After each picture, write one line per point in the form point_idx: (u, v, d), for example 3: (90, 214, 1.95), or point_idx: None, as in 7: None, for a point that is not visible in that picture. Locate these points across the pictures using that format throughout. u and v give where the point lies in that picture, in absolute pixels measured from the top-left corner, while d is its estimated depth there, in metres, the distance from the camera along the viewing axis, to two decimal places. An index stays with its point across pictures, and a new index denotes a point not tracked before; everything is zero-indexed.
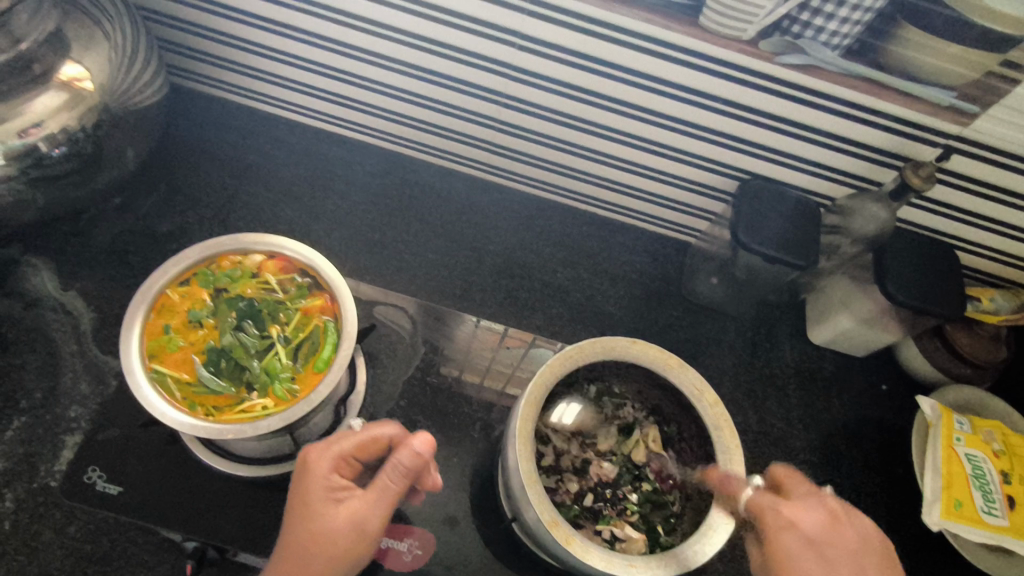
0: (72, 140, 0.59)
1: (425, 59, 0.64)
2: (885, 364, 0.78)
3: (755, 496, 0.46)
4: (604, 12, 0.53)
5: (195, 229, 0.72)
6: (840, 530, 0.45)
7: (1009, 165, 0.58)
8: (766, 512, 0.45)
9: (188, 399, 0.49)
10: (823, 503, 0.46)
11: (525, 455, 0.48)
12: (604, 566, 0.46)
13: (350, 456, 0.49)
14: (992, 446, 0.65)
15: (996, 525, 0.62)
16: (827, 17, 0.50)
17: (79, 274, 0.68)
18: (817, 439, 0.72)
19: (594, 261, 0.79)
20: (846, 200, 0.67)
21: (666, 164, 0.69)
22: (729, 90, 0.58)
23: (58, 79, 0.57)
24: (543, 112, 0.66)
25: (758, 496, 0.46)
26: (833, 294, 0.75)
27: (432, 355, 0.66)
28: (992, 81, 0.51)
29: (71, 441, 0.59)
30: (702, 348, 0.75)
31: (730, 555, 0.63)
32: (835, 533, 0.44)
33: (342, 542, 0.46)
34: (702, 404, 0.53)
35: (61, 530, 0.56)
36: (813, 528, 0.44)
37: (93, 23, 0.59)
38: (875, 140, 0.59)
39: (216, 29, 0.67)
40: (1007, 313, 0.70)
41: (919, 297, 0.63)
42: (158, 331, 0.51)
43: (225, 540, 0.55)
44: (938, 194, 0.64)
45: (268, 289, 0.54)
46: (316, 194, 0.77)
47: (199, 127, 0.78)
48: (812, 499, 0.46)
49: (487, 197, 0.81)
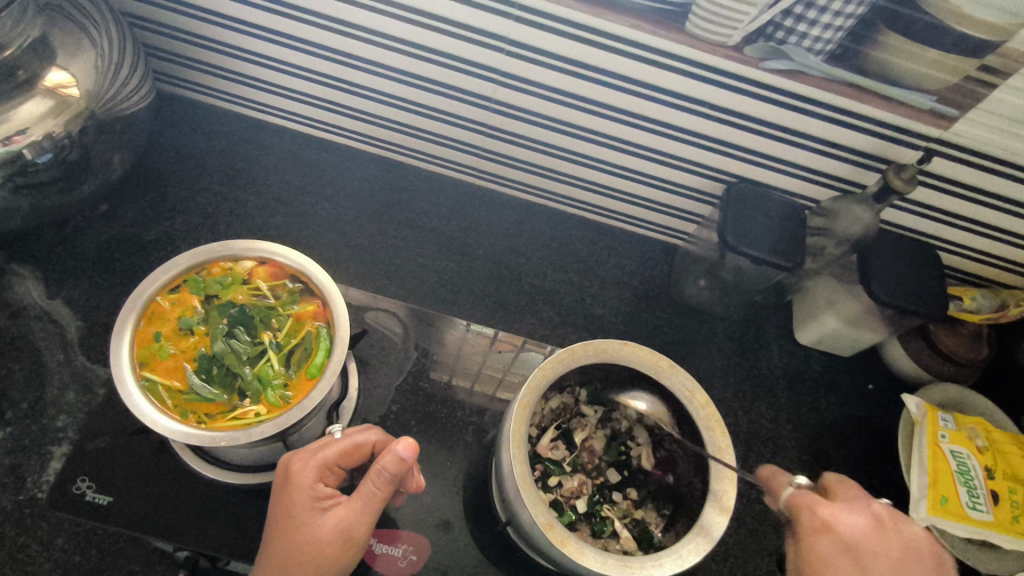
0: (57, 147, 0.59)
1: (414, 64, 0.64)
2: (869, 363, 0.79)
3: (800, 496, 0.48)
4: (593, 19, 0.54)
5: (182, 236, 0.72)
6: (884, 537, 0.46)
7: (987, 167, 0.60)
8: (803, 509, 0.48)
9: (180, 406, 0.48)
10: (870, 508, 0.48)
11: (520, 457, 0.48)
12: (599, 567, 0.46)
13: (334, 464, 0.49)
14: (976, 442, 0.67)
15: (982, 520, 0.63)
16: (810, 23, 0.51)
17: (66, 282, 0.67)
18: (806, 438, 0.73)
19: (583, 265, 0.80)
20: (831, 202, 0.68)
21: (654, 167, 0.70)
22: (716, 94, 0.59)
23: (43, 85, 0.57)
24: (532, 117, 0.67)
25: (802, 496, 0.48)
26: (819, 294, 0.76)
27: (423, 360, 0.66)
28: (971, 86, 0.52)
29: (58, 451, 0.58)
30: (691, 349, 0.76)
31: (721, 555, 0.64)
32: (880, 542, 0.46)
33: (329, 550, 0.46)
34: (694, 405, 0.53)
35: (48, 542, 0.56)
36: (853, 534, 0.46)
37: (79, 29, 0.59)
38: (858, 143, 0.60)
39: (202, 34, 0.67)
40: (988, 312, 0.71)
41: (903, 297, 0.65)
42: (149, 339, 0.50)
43: (215, 549, 0.55)
44: (919, 195, 0.65)
45: (259, 295, 0.54)
46: (306, 200, 0.77)
47: (186, 133, 0.77)
48: (859, 504, 0.48)
49: (476, 202, 0.81)
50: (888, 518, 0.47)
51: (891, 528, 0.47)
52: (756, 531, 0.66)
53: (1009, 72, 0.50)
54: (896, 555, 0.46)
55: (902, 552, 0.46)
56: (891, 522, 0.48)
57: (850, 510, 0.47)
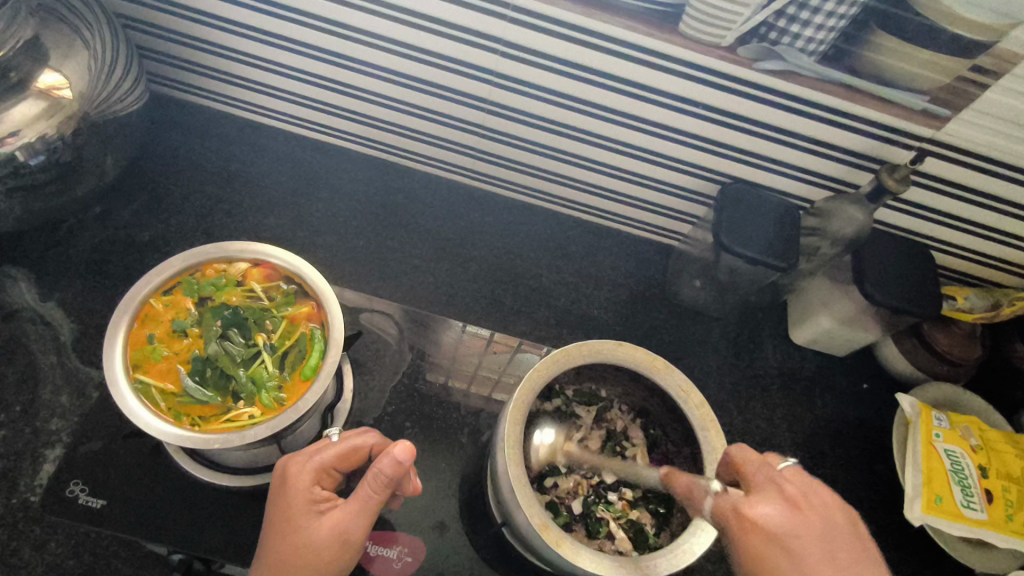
0: (50, 148, 0.59)
1: (408, 65, 0.64)
2: (864, 363, 0.79)
3: (720, 501, 0.45)
4: (587, 20, 0.54)
5: (176, 237, 0.72)
6: (804, 517, 0.43)
7: (979, 166, 0.60)
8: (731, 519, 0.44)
9: (173, 408, 0.48)
10: (780, 489, 0.44)
11: (514, 458, 0.48)
12: (594, 567, 0.46)
13: (332, 467, 0.49)
14: (970, 441, 0.67)
15: (976, 518, 0.63)
16: (803, 23, 0.51)
17: (59, 284, 0.67)
18: (800, 437, 0.73)
19: (579, 265, 0.80)
20: (825, 203, 0.68)
21: (649, 168, 0.70)
22: (709, 95, 0.59)
23: (36, 87, 0.56)
24: (527, 118, 0.67)
25: (721, 499, 0.45)
26: (814, 295, 0.76)
27: (419, 362, 0.66)
28: (963, 86, 0.52)
29: (51, 455, 0.58)
30: (686, 350, 0.76)
31: (717, 555, 0.64)
32: (802, 523, 0.43)
33: (325, 553, 0.46)
34: (689, 405, 0.53)
35: (41, 546, 0.55)
36: (779, 527, 0.42)
37: (72, 31, 0.58)
38: (851, 143, 0.61)
39: (194, 35, 0.67)
40: (982, 311, 0.71)
41: (896, 297, 0.65)
42: (142, 341, 0.50)
43: (209, 552, 0.54)
44: (913, 195, 0.66)
45: (253, 297, 0.54)
46: (301, 201, 0.77)
47: (181, 135, 0.77)
48: (769, 484, 0.45)
49: (472, 203, 0.81)
50: (801, 493, 0.44)
51: (806, 500, 0.44)
52: None
53: (1000, 72, 0.50)
54: (819, 527, 0.43)
55: (823, 523, 0.43)
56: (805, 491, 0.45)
57: (762, 499, 0.44)
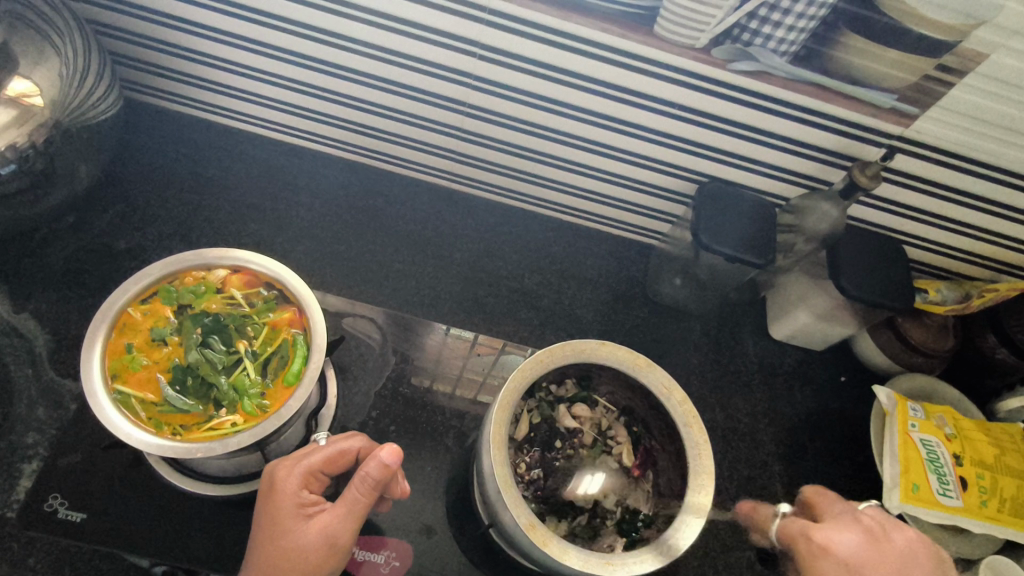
0: (22, 156, 0.58)
1: (384, 69, 0.64)
2: (841, 357, 0.81)
3: (789, 526, 0.49)
4: (562, 22, 0.55)
5: (153, 246, 0.71)
6: (881, 550, 0.46)
7: (947, 163, 0.61)
8: (798, 532, 0.48)
9: (154, 418, 0.48)
10: (858, 520, 0.48)
11: (500, 459, 0.49)
12: (580, 565, 0.46)
13: (319, 470, 0.49)
14: (945, 430, 0.68)
15: (951, 505, 0.65)
16: (774, 25, 0.52)
17: (33, 295, 0.65)
18: (782, 431, 0.74)
19: (561, 266, 0.80)
20: (799, 200, 0.70)
21: (627, 168, 0.71)
22: (684, 95, 0.60)
23: (6, 95, 0.56)
24: (506, 120, 0.67)
25: (791, 524, 0.49)
26: (790, 291, 0.78)
27: (403, 365, 0.66)
28: (931, 85, 0.53)
29: (28, 469, 0.56)
30: (669, 347, 0.77)
31: (702, 550, 0.65)
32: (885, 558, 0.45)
33: (313, 556, 0.46)
34: (672, 401, 0.54)
35: (19, 564, 0.53)
36: (870, 561, 0.45)
37: (42, 37, 0.58)
38: (824, 141, 0.62)
39: (167, 40, 0.66)
40: (953, 304, 0.73)
41: (871, 292, 0.66)
42: (121, 350, 0.49)
43: (192, 562, 0.54)
44: (885, 192, 0.67)
45: (234, 304, 0.54)
46: (280, 207, 0.76)
47: (156, 141, 0.76)
48: (891, 526, 0.48)
49: (453, 206, 0.81)
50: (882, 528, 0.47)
51: (891, 532, 0.47)
52: (735, 525, 0.67)
53: (964, 71, 0.51)
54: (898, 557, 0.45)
55: (903, 552, 0.46)
56: (891, 530, 0.47)
57: (841, 523, 0.48)
